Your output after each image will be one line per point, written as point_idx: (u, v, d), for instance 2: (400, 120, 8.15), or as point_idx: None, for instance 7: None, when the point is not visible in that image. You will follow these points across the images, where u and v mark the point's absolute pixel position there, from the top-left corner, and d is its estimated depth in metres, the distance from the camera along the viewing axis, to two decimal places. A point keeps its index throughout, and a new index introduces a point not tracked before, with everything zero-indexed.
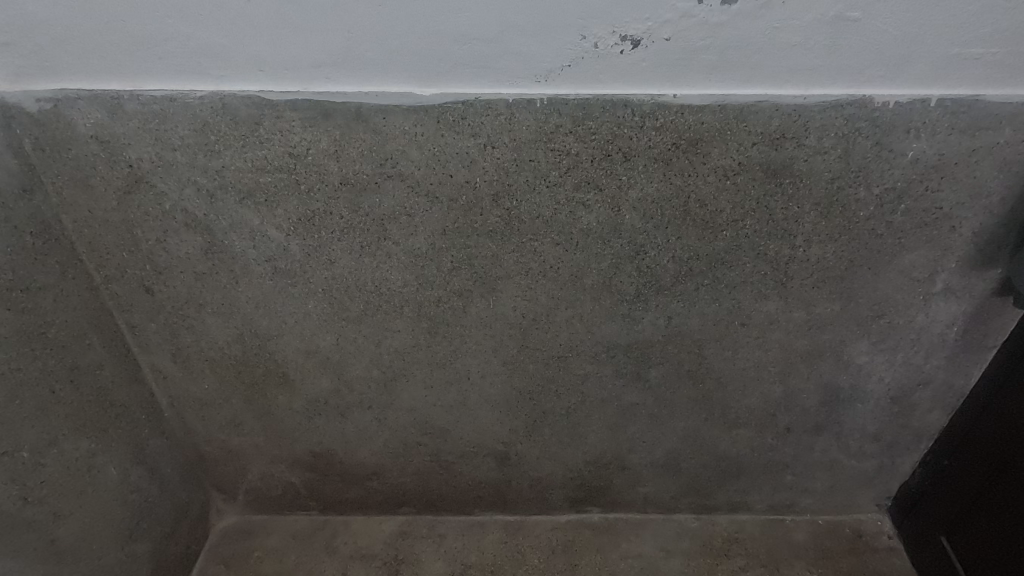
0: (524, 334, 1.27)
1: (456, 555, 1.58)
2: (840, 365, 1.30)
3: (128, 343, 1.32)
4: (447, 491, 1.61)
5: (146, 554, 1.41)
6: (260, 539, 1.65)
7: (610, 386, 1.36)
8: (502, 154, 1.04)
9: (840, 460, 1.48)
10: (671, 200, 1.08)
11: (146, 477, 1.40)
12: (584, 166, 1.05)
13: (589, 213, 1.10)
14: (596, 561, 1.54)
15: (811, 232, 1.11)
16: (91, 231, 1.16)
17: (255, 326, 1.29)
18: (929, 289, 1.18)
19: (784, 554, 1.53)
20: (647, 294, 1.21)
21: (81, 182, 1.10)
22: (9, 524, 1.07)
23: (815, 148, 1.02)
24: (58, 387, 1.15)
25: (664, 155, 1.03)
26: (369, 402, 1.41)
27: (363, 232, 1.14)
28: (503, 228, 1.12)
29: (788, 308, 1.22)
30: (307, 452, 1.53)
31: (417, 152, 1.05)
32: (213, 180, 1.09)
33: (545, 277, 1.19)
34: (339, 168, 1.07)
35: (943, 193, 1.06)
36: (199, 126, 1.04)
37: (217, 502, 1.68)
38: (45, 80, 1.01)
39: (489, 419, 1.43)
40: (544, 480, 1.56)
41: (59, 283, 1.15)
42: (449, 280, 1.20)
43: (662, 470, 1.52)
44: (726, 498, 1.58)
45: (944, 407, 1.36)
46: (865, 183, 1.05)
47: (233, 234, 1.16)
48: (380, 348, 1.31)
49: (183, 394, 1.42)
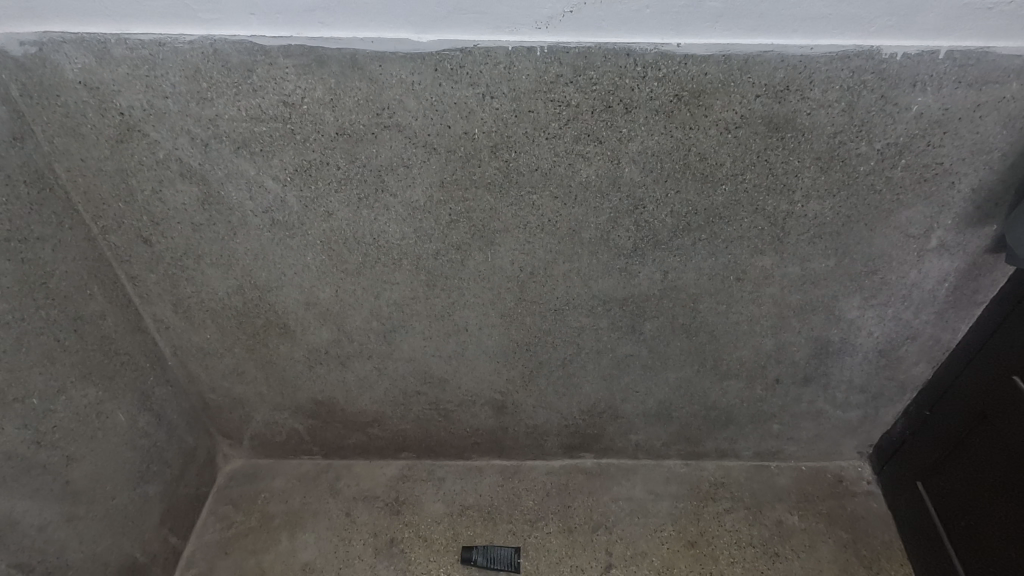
0: (521, 287, 1.29)
1: (454, 497, 1.65)
2: (831, 319, 1.32)
3: (128, 294, 1.33)
4: (446, 438, 1.66)
5: (158, 494, 1.47)
6: (266, 481, 1.72)
7: (606, 339, 1.38)
8: (501, 104, 1.02)
9: (826, 410, 1.53)
10: (671, 153, 1.07)
11: (154, 423, 1.44)
12: (584, 118, 1.03)
13: (588, 166, 1.09)
14: (588, 503, 1.61)
15: (811, 187, 1.11)
16: (85, 180, 1.15)
17: (254, 278, 1.30)
18: (923, 245, 1.19)
19: (767, 497, 1.61)
20: (645, 249, 1.21)
21: (72, 130, 1.08)
22: (25, 466, 1.11)
23: (820, 101, 1.00)
24: (62, 336, 1.17)
25: (666, 107, 1.02)
26: (369, 352, 1.44)
27: (360, 184, 1.13)
28: (501, 181, 1.12)
29: (783, 264, 1.23)
30: (309, 400, 1.57)
31: (414, 102, 1.03)
32: (207, 128, 1.07)
33: (543, 230, 1.19)
34: (335, 117, 1.05)
35: (945, 149, 1.05)
36: (191, 72, 1.01)
37: (222, 447, 1.73)
38: (28, 21, 0.97)
39: (487, 369, 1.46)
40: (539, 428, 1.61)
41: (56, 233, 1.15)
42: (447, 232, 1.20)
43: (653, 419, 1.57)
44: (714, 445, 1.64)
45: (930, 360, 1.39)
46: (867, 138, 1.04)
47: (230, 185, 1.15)
48: (379, 300, 1.33)
49: (185, 344, 1.44)
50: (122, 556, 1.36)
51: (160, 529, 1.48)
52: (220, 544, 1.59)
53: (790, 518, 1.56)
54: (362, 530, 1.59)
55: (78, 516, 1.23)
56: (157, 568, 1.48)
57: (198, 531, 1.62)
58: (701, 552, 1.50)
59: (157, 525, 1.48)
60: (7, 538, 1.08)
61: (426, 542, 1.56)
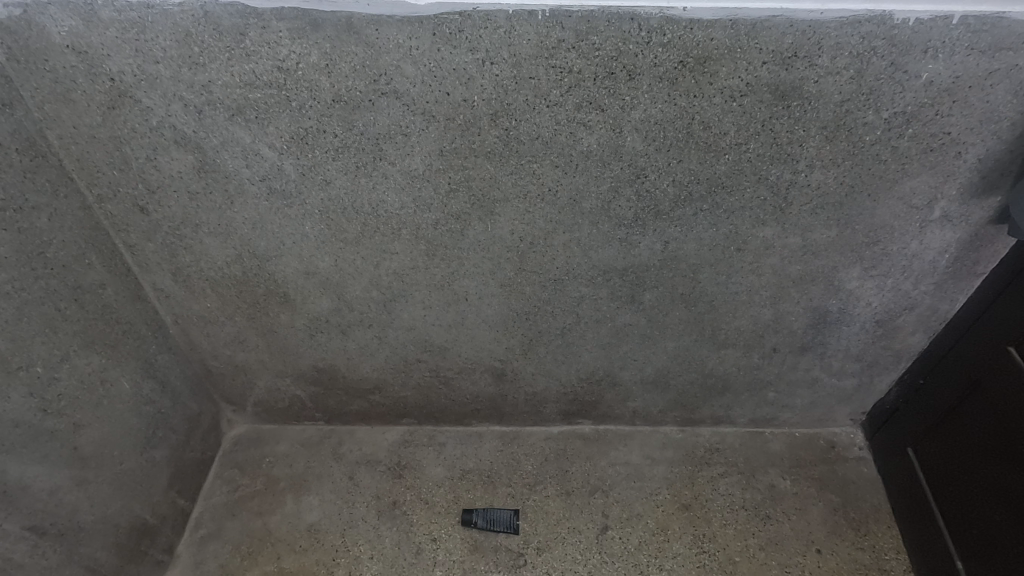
0: (521, 257, 1.28)
1: (455, 461, 1.68)
2: (830, 289, 1.32)
3: (127, 262, 1.33)
4: (446, 404, 1.69)
5: (164, 459, 1.50)
6: (270, 446, 1.76)
7: (604, 308, 1.39)
8: (501, 70, 1.00)
9: (822, 379, 1.55)
10: (674, 121, 1.05)
11: (157, 390, 1.46)
12: (587, 85, 1.01)
13: (590, 135, 1.07)
14: (586, 467, 1.65)
15: (815, 156, 1.09)
16: (78, 147, 1.13)
17: (253, 246, 1.29)
18: (926, 216, 1.18)
19: (761, 462, 1.64)
20: (646, 219, 1.20)
21: (62, 96, 1.06)
22: (33, 433, 1.12)
23: (828, 69, 0.98)
24: (63, 305, 1.17)
25: (670, 74, 0.99)
26: (370, 321, 1.45)
27: (358, 152, 1.12)
28: (501, 149, 1.10)
29: (785, 234, 1.22)
30: (311, 368, 1.59)
31: (412, 68, 1.00)
32: (200, 95, 1.05)
33: (543, 200, 1.18)
34: (331, 83, 1.03)
35: (953, 118, 1.03)
36: (181, 36, 0.98)
37: (227, 413, 1.77)
38: None
39: (487, 338, 1.47)
40: (538, 395, 1.64)
41: (51, 202, 1.14)
42: (447, 202, 1.19)
43: (651, 387, 1.59)
44: (710, 412, 1.67)
45: (927, 330, 1.41)
46: (875, 106, 1.02)
47: (225, 153, 1.13)
48: (379, 269, 1.33)
49: (186, 312, 1.45)
50: (132, 517, 1.39)
51: (168, 492, 1.52)
52: (226, 506, 1.63)
53: (783, 482, 1.59)
54: (365, 493, 1.63)
55: (88, 480, 1.26)
56: (168, 529, 1.52)
57: (206, 494, 1.66)
58: (695, 514, 1.54)
59: (165, 488, 1.51)
60: (19, 502, 1.11)
61: (428, 504, 1.60)
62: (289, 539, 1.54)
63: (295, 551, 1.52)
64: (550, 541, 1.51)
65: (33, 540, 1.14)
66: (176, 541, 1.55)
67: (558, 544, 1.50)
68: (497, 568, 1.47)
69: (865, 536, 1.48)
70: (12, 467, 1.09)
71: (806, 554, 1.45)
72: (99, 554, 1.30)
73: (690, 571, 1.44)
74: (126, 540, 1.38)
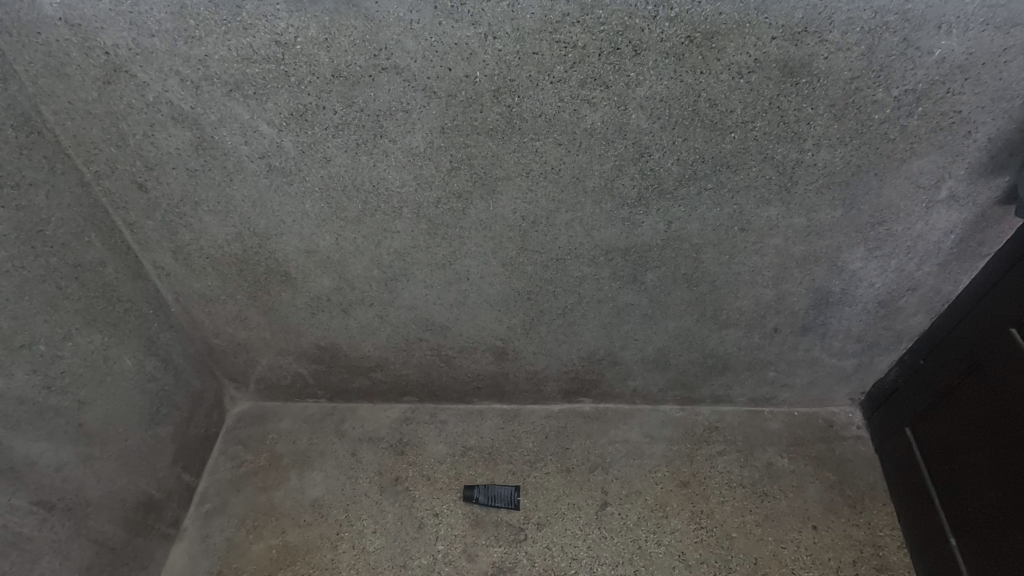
0: (522, 236, 1.28)
1: (456, 439, 1.70)
2: (834, 270, 1.32)
3: (127, 240, 1.33)
4: (447, 382, 1.70)
5: (169, 435, 1.52)
6: (273, 423, 1.78)
7: (606, 288, 1.38)
8: (503, 45, 0.98)
9: (822, 359, 1.55)
10: (680, 98, 1.03)
11: (161, 367, 1.47)
12: (591, 61, 0.99)
13: (594, 112, 1.06)
14: (585, 445, 1.67)
15: (822, 135, 1.07)
16: (74, 123, 1.12)
17: (253, 225, 1.28)
18: (932, 197, 1.17)
19: (759, 441, 1.66)
20: (649, 198, 1.19)
21: (56, 70, 1.04)
22: (37, 410, 1.13)
23: (838, 45, 0.96)
24: (64, 283, 1.17)
25: (677, 49, 0.97)
26: (371, 299, 1.45)
27: (358, 129, 1.10)
28: (503, 126, 1.08)
29: (789, 215, 1.21)
30: (313, 346, 1.59)
31: (412, 43, 0.98)
32: (197, 70, 1.03)
33: (546, 178, 1.16)
34: (331, 58, 1.00)
35: (965, 96, 1.01)
36: (176, 9, 0.96)
37: (230, 390, 1.78)
38: None
39: (488, 317, 1.47)
40: (539, 374, 1.65)
41: (48, 178, 1.13)
42: (449, 180, 1.18)
43: (651, 366, 1.60)
44: (710, 391, 1.68)
45: (929, 311, 1.40)
46: (885, 84, 1.00)
47: (224, 130, 1.11)
48: (380, 248, 1.32)
49: (187, 291, 1.45)
50: (138, 492, 1.41)
51: (173, 468, 1.54)
52: (231, 481, 1.65)
53: (781, 460, 1.61)
54: (367, 469, 1.65)
55: (94, 456, 1.27)
56: (174, 504, 1.55)
57: (211, 469, 1.68)
58: (694, 491, 1.56)
59: (170, 464, 1.53)
60: (27, 477, 1.12)
61: (430, 480, 1.62)
62: (293, 513, 1.57)
63: (299, 526, 1.54)
64: (551, 516, 1.53)
65: (41, 514, 1.16)
66: (182, 515, 1.57)
67: (558, 519, 1.52)
68: (498, 542, 1.49)
69: (861, 513, 1.50)
70: (18, 443, 1.10)
71: (802, 531, 1.47)
72: (108, 527, 1.32)
73: (687, 546, 1.46)
74: (133, 514, 1.40)
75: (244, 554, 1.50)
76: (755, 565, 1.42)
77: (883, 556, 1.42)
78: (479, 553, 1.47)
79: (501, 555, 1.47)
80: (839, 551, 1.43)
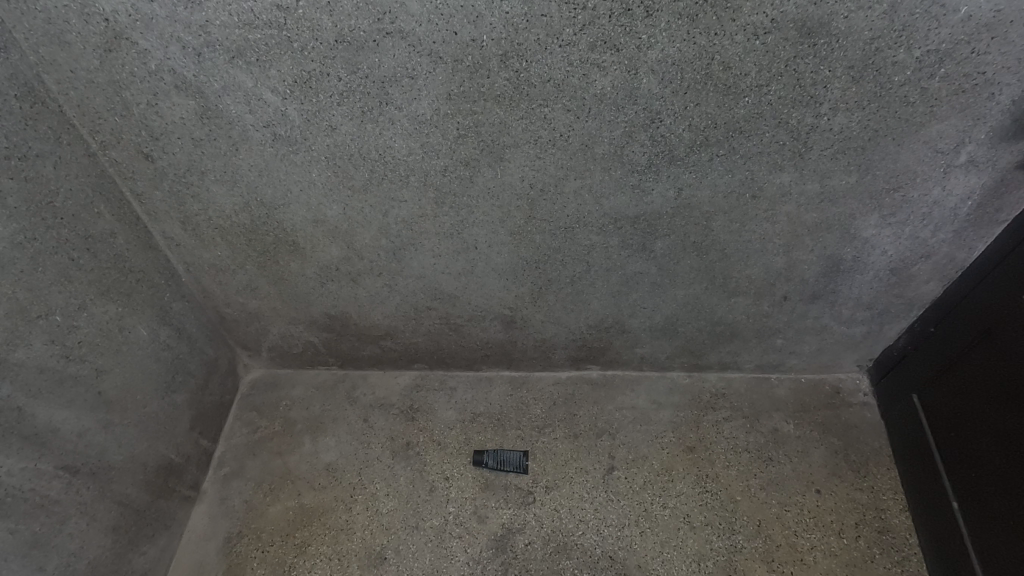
0: (531, 205, 1.26)
1: (466, 405, 1.73)
2: (846, 237, 1.30)
3: (136, 211, 1.33)
4: (456, 350, 1.72)
5: (185, 402, 1.55)
6: (286, 390, 1.81)
7: (615, 256, 1.37)
8: (511, 7, 0.95)
9: (830, 326, 1.55)
10: (692, 61, 1.00)
11: (174, 336, 1.49)
12: (601, 23, 0.96)
13: (603, 77, 1.03)
14: (593, 411, 1.69)
15: (838, 99, 1.04)
16: (77, 93, 1.11)
17: (260, 195, 1.28)
18: (950, 161, 1.14)
19: (765, 407, 1.67)
20: (659, 165, 1.17)
21: (57, 38, 1.02)
22: (57, 379, 1.16)
23: (859, 3, 0.92)
24: (75, 255, 1.18)
25: (690, 10, 0.93)
26: (379, 269, 1.45)
27: (364, 97, 1.08)
28: (511, 92, 1.06)
29: (802, 181, 1.19)
30: (322, 314, 1.60)
31: (416, 6, 0.95)
32: (198, 36, 1.01)
33: (554, 145, 1.15)
34: (333, 23, 0.98)
35: (990, 57, 0.97)
36: None
37: (242, 358, 1.81)
38: None
39: (496, 286, 1.48)
40: (548, 341, 1.65)
41: (55, 149, 1.12)
42: (456, 148, 1.16)
43: (659, 333, 1.60)
44: (717, 358, 1.69)
45: (942, 278, 1.38)
46: (907, 44, 0.97)
47: (227, 98, 1.10)
48: (388, 218, 1.32)
49: (197, 261, 1.46)
50: (158, 456, 1.46)
51: (191, 433, 1.58)
52: (247, 446, 1.70)
53: (786, 427, 1.63)
54: (378, 434, 1.68)
55: (114, 422, 1.31)
56: (193, 467, 1.59)
57: (227, 434, 1.73)
58: (700, 455, 1.58)
59: (188, 430, 1.57)
60: (50, 443, 1.16)
61: (440, 445, 1.65)
62: (308, 477, 1.61)
63: (314, 489, 1.59)
64: (558, 480, 1.56)
65: (67, 478, 1.20)
66: (201, 478, 1.62)
67: (566, 483, 1.56)
68: (507, 505, 1.53)
69: (864, 478, 1.52)
70: (41, 411, 1.13)
71: (805, 494, 1.50)
72: (130, 490, 1.37)
73: (692, 508, 1.49)
74: (154, 477, 1.45)
75: (262, 516, 1.55)
76: (758, 527, 1.45)
77: (884, 518, 1.44)
78: (489, 514, 1.52)
79: (510, 517, 1.51)
80: (841, 514, 1.46)
